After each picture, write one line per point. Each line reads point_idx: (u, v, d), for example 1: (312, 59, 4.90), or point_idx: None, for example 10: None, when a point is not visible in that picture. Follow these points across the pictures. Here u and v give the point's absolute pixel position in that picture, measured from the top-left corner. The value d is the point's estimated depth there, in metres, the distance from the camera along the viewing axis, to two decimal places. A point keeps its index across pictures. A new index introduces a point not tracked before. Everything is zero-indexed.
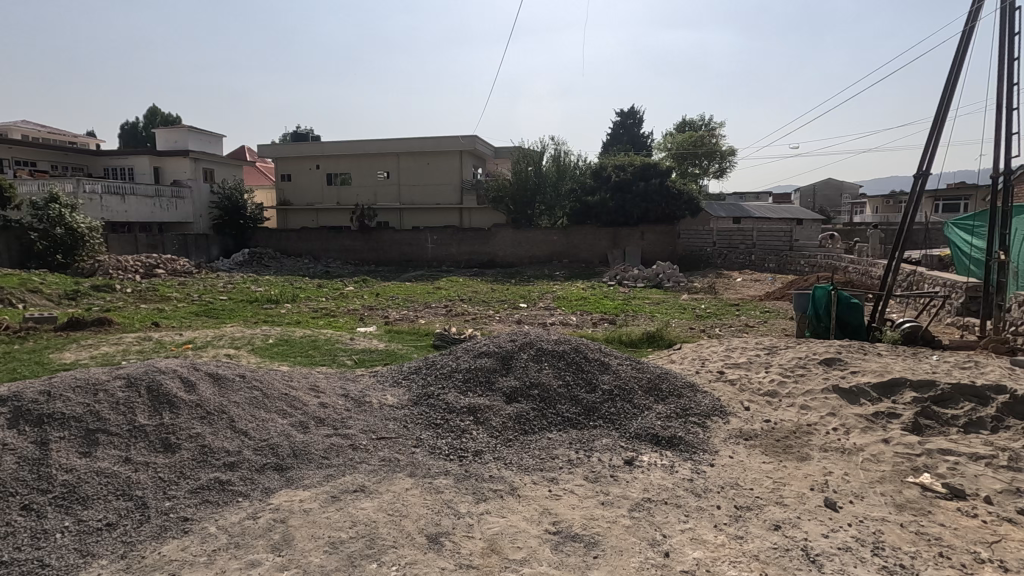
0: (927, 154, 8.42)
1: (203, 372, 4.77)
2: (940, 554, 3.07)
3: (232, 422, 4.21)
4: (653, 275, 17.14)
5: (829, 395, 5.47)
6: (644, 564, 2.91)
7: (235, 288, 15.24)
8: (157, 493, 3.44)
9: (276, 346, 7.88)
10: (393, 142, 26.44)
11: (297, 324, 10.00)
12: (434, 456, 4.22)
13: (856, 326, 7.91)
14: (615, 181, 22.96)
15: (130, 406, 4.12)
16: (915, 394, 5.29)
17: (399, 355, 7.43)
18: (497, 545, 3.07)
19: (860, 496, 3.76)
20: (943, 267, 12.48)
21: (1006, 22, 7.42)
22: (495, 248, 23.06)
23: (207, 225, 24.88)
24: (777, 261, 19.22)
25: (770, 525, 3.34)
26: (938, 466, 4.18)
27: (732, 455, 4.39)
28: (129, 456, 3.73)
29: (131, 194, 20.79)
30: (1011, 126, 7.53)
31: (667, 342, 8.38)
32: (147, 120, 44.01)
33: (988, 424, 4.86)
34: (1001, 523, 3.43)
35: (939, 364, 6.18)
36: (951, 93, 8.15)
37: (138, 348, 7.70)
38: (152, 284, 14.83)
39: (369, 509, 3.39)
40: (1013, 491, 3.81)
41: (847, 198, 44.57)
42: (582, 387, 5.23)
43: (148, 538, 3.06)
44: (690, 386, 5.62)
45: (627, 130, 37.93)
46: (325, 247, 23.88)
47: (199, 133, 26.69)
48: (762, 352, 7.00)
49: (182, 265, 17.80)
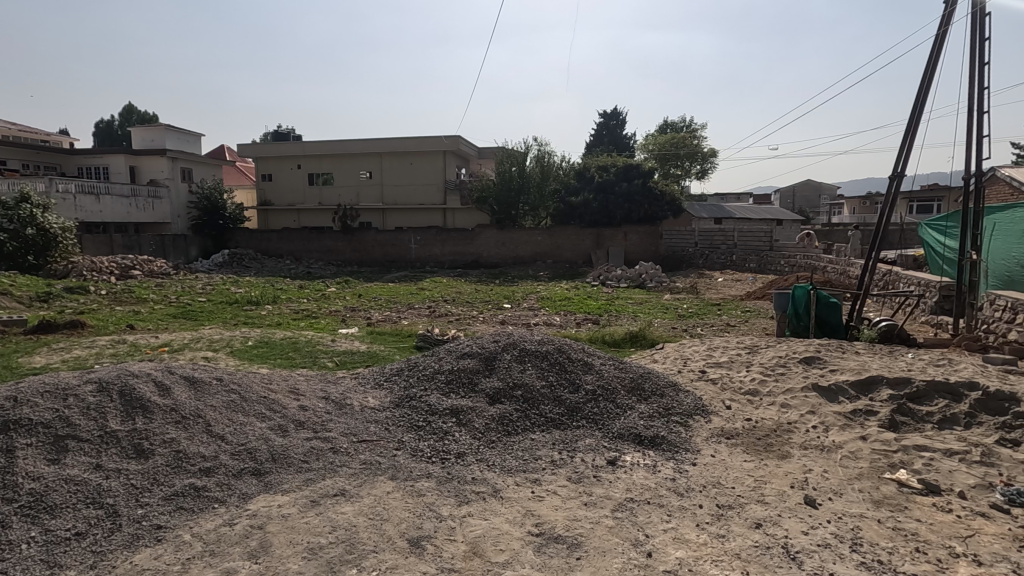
0: (903, 155, 8.58)
1: (179, 376, 4.65)
2: (917, 549, 3.12)
3: (209, 426, 4.12)
4: (636, 276, 17.26)
5: (808, 394, 5.54)
6: (628, 565, 2.90)
7: (215, 288, 15.26)
8: (130, 501, 3.34)
9: (257, 348, 7.80)
10: (376, 141, 26.27)
11: (279, 326, 9.95)
12: (415, 459, 4.17)
13: (834, 325, 8.02)
14: (598, 182, 23.10)
15: (101, 411, 4.02)
16: (892, 392, 5.38)
17: (381, 356, 7.39)
18: (479, 548, 3.04)
19: (839, 493, 3.80)
20: (918, 267, 12.75)
21: (977, 26, 7.60)
22: (479, 249, 23.00)
23: (184, 225, 24.38)
24: (757, 261, 19.48)
25: (751, 523, 3.36)
26: (914, 462, 4.25)
27: (714, 454, 4.41)
28: (100, 462, 3.62)
29: (105, 194, 20.29)
30: (982, 129, 7.71)
31: (650, 342, 8.44)
32: (124, 118, 43.30)
33: (961, 420, 4.96)
34: (975, 518, 3.50)
35: (915, 362, 6.29)
36: (925, 95, 8.33)
37: (112, 352, 7.49)
38: (128, 285, 14.78)
39: (349, 513, 3.33)
40: (986, 486, 3.90)
41: (826, 198, 45.40)
42: (565, 387, 5.23)
43: (120, 546, 2.97)
44: (672, 385, 5.65)
45: (610, 131, 38.20)
46: (307, 248, 23.65)
47: (177, 132, 26.18)
48: (743, 351, 7.05)
49: (160, 266, 17.55)
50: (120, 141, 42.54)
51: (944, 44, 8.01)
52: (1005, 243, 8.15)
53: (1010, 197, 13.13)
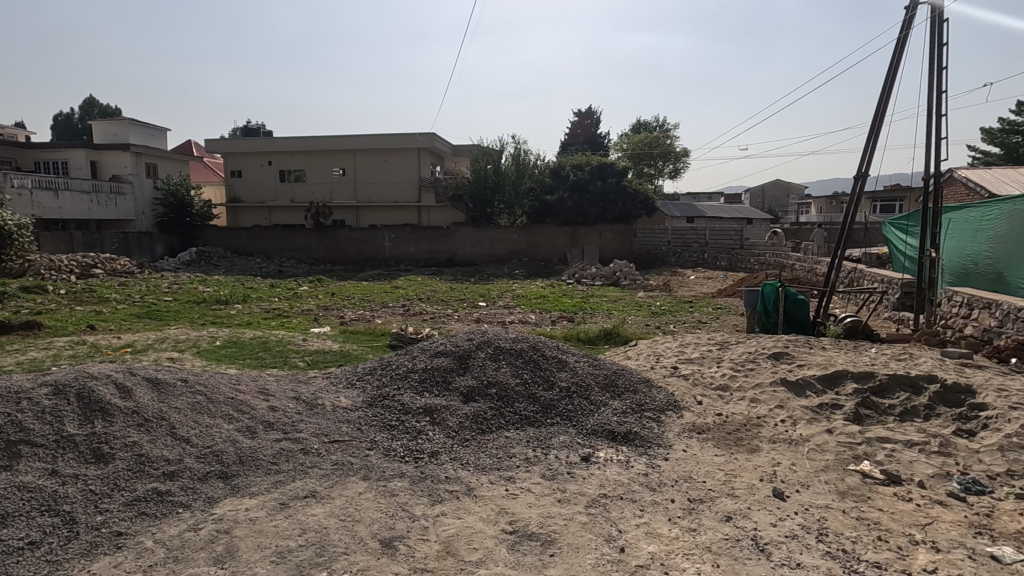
0: (867, 155, 8.83)
1: (141, 377, 4.50)
2: (879, 538, 3.21)
3: (173, 429, 3.99)
4: (610, 274, 17.37)
5: (777, 389, 5.66)
6: (601, 561, 2.91)
7: (181, 288, 14.69)
8: (88, 507, 3.21)
9: (225, 347, 7.63)
10: (349, 138, 25.88)
11: (249, 325, 9.74)
12: (388, 458, 4.12)
13: (802, 322, 8.25)
14: (573, 181, 23.22)
15: (56, 414, 3.87)
16: (856, 386, 5.54)
17: (354, 356, 7.26)
18: (453, 547, 3.02)
19: (806, 485, 3.89)
20: (881, 264, 13.14)
21: (935, 31, 7.87)
22: (454, 247, 22.87)
23: (149, 223, 23.61)
24: (729, 259, 19.81)
25: (721, 517, 3.41)
26: (876, 453, 4.38)
27: (686, 449, 4.48)
28: (56, 468, 3.48)
29: (64, 189, 19.51)
30: (940, 132, 8.00)
31: (624, 339, 8.52)
32: (84, 110, 41.87)
33: (921, 412, 5.12)
34: (933, 506, 3.63)
35: (878, 357, 6.49)
36: (888, 96, 8.58)
37: (71, 353, 7.26)
38: (89, 285, 14.16)
39: (320, 515, 3.27)
40: (944, 475, 4.04)
41: (794, 198, 46.39)
42: (539, 385, 5.23)
43: (77, 555, 2.86)
44: (645, 381, 5.72)
45: (585, 130, 38.43)
46: (278, 246, 23.22)
47: (140, 125, 25.28)
48: (714, 348, 7.15)
49: (123, 265, 16.98)
50: (81, 134, 41.00)
51: (905, 48, 8.26)
52: (959, 242, 8.40)
53: (966, 197, 13.63)
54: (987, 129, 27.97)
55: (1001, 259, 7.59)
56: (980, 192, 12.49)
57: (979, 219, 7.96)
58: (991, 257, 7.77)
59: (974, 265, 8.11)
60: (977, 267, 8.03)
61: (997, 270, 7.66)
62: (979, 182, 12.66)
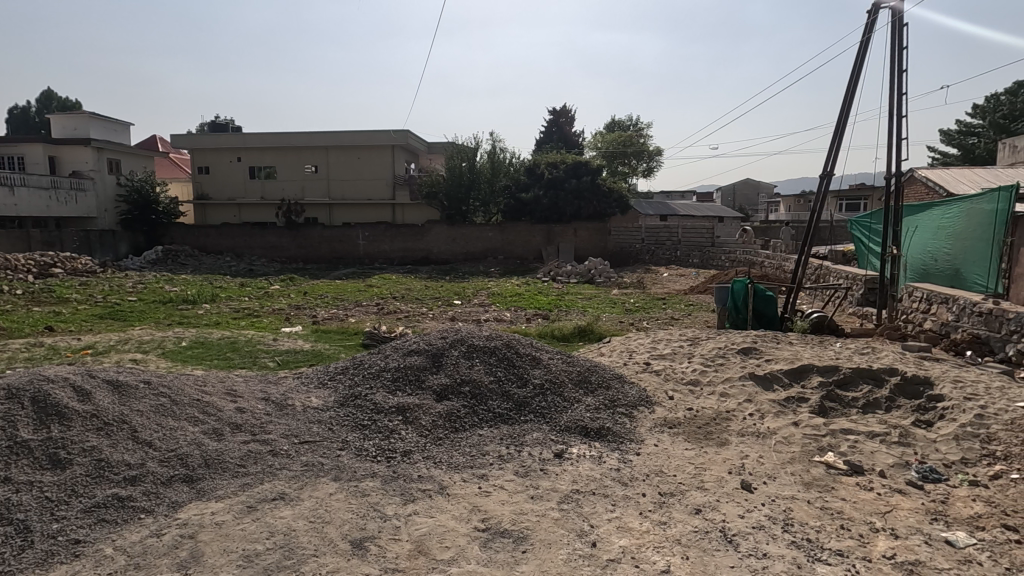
0: (832, 155, 9.06)
1: (101, 379, 4.35)
2: (842, 526, 3.31)
3: (135, 432, 3.87)
4: (585, 271, 17.52)
5: (745, 383, 5.77)
6: (573, 556, 2.93)
7: (146, 288, 14.20)
8: (44, 515, 3.09)
9: (191, 349, 7.42)
10: (321, 134, 25.43)
11: (217, 325, 9.53)
12: (360, 458, 4.07)
13: (770, 317, 8.43)
14: (548, 179, 23.25)
15: (10, 419, 3.71)
16: (821, 379, 5.70)
17: (326, 356, 7.15)
18: (424, 545, 3.00)
19: (773, 477, 3.98)
20: (846, 260, 13.52)
21: (895, 36, 8.12)
22: (430, 245, 22.74)
23: (112, 220, 22.85)
24: (701, 257, 20.12)
25: (691, 510, 3.47)
26: (840, 444, 4.51)
27: (657, 443, 4.54)
28: (8, 475, 3.34)
29: (20, 185, 18.72)
30: (901, 133, 8.27)
31: (598, 336, 8.60)
32: (42, 104, 40.26)
33: (883, 404, 5.28)
34: (892, 494, 3.75)
35: (842, 351, 6.68)
36: (851, 97, 8.82)
37: (27, 355, 7.00)
38: (47, 285, 13.64)
39: (289, 517, 3.21)
40: (903, 465, 4.18)
41: (764, 198, 47.38)
42: (513, 382, 5.23)
43: (31, 566, 2.75)
44: (617, 377, 5.77)
45: (560, 129, 38.51)
46: (248, 244, 22.75)
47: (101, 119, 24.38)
48: (686, 344, 7.26)
49: (84, 264, 16.41)
50: (39, 128, 39.69)
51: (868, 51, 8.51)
52: (922, 238, 8.67)
53: (926, 196, 14.13)
54: (946, 131, 28.99)
55: (959, 255, 7.88)
56: (939, 191, 12.95)
57: (939, 217, 8.24)
58: (950, 253, 8.05)
59: (934, 261, 8.40)
60: (937, 263, 8.32)
61: (955, 266, 7.95)
62: (938, 181, 13.13)
